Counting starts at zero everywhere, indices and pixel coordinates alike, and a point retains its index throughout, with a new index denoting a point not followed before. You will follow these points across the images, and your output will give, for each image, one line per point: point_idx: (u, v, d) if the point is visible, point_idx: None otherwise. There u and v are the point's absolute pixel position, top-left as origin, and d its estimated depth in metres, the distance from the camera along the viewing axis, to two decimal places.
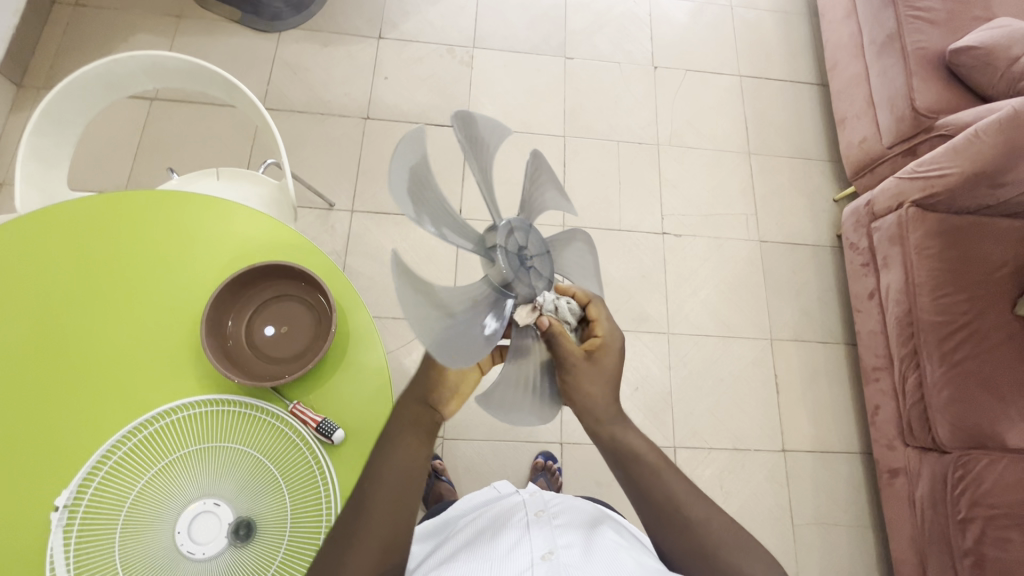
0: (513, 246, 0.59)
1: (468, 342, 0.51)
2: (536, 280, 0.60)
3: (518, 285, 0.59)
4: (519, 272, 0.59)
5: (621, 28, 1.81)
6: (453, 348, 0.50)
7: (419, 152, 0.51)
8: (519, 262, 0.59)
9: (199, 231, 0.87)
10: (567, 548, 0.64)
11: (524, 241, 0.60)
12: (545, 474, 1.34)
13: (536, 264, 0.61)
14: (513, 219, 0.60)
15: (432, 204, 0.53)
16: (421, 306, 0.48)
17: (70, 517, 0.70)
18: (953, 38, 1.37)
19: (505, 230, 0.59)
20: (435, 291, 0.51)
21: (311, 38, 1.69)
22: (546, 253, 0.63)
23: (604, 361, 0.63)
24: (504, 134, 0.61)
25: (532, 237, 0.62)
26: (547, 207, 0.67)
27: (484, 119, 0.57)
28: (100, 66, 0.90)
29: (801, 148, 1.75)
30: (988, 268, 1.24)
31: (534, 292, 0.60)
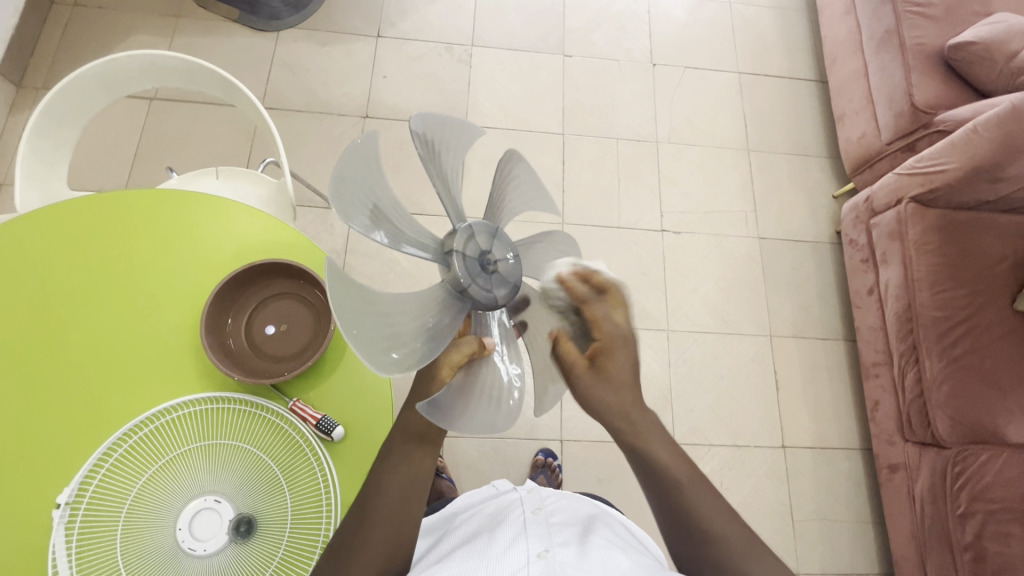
0: (473, 251, 0.53)
1: (409, 346, 0.49)
2: (500, 288, 0.54)
3: (475, 290, 0.53)
4: (477, 277, 0.53)
5: (620, 26, 1.81)
6: (393, 353, 0.47)
7: (373, 158, 0.50)
8: (478, 267, 0.53)
9: (199, 229, 0.87)
10: (563, 546, 0.65)
11: (486, 246, 0.54)
12: (545, 471, 1.33)
13: (500, 270, 0.54)
14: (476, 222, 0.55)
15: (382, 209, 0.51)
16: (354, 315, 0.45)
17: (72, 514, 0.71)
18: (951, 34, 1.37)
19: (464, 234, 0.54)
20: (377, 297, 0.48)
21: (310, 38, 1.69)
22: (516, 257, 0.56)
23: (613, 368, 0.54)
24: (473, 134, 0.59)
25: (498, 241, 0.55)
26: (520, 210, 0.63)
27: (444, 121, 0.55)
28: (99, 66, 0.90)
29: (800, 145, 1.75)
30: (988, 263, 1.24)
31: (495, 300, 0.54)
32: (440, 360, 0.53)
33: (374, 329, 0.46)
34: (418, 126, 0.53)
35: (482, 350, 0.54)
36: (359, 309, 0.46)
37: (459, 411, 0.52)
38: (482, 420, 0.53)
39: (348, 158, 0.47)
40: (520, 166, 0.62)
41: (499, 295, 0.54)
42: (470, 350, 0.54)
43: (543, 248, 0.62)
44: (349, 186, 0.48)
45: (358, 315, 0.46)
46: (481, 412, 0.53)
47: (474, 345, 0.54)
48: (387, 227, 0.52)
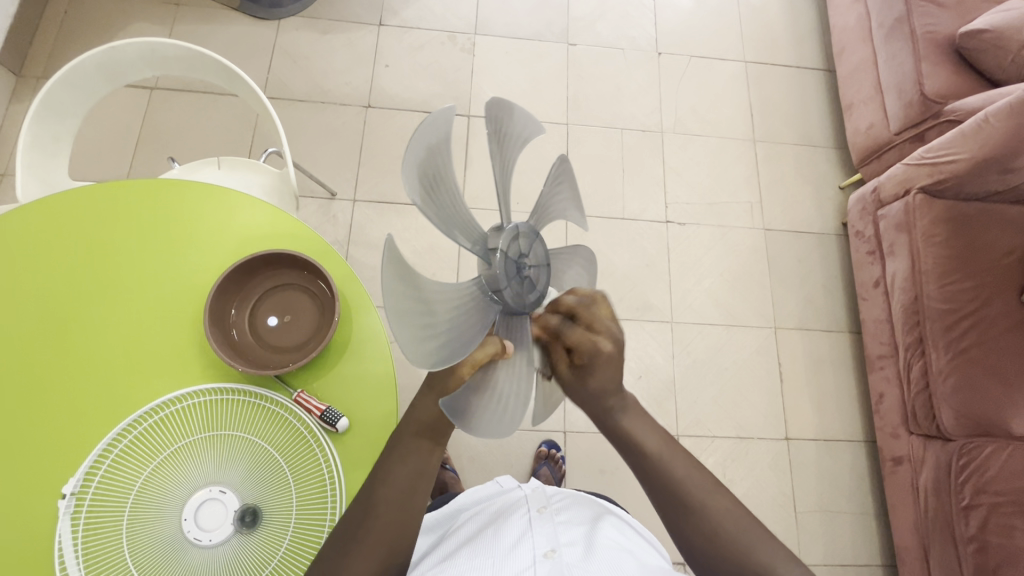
0: (516, 252, 0.51)
1: (437, 343, 0.44)
2: (530, 295, 0.53)
3: (510, 294, 0.50)
4: (514, 280, 0.50)
5: (624, 14, 1.79)
6: (421, 347, 0.43)
7: (444, 132, 0.46)
8: (516, 270, 0.51)
9: (202, 219, 0.87)
10: (569, 546, 0.65)
11: (527, 249, 0.53)
12: (548, 462, 1.35)
13: (532, 276, 0.53)
14: (521, 223, 0.53)
15: (439, 187, 0.47)
16: (399, 303, 0.41)
17: (78, 504, 0.71)
18: (962, 22, 1.35)
19: (510, 233, 0.52)
20: (416, 283, 0.44)
21: (311, 26, 1.67)
22: (546, 265, 0.56)
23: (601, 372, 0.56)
24: (533, 132, 0.58)
25: (536, 247, 0.54)
26: (554, 216, 0.60)
27: (514, 111, 0.52)
28: (99, 54, 0.89)
29: (807, 135, 1.73)
30: (996, 255, 1.23)
31: (526, 305, 0.52)
32: (463, 359, 0.51)
33: (415, 319, 0.42)
34: (489, 110, 0.51)
35: (502, 353, 0.52)
36: (404, 295, 0.41)
37: (472, 414, 0.51)
38: (496, 424, 0.52)
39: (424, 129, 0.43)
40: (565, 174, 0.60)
41: (529, 301, 0.53)
42: (492, 351, 0.51)
43: (568, 259, 0.62)
44: (416, 156, 0.43)
45: (403, 303, 0.41)
46: (494, 417, 0.52)
47: (496, 347, 0.51)
48: (439, 207, 0.47)
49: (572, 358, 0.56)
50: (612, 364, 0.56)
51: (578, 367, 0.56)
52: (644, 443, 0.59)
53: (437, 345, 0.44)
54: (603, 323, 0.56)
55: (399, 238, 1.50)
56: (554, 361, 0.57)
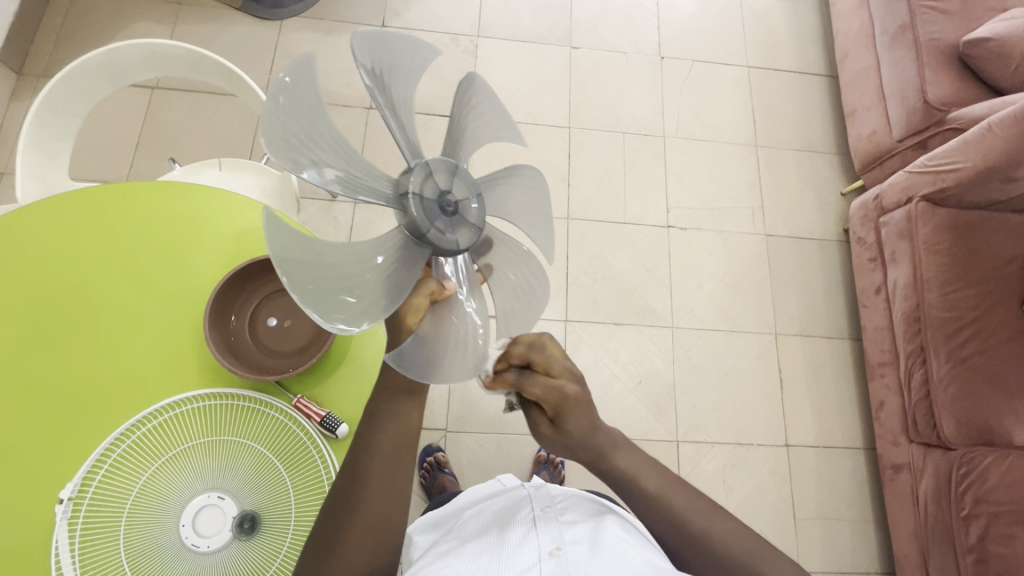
0: (431, 195, 0.50)
1: (361, 303, 0.47)
2: (466, 225, 0.52)
3: (434, 236, 0.50)
4: (435, 220, 0.50)
5: (628, 18, 1.79)
6: (345, 310, 0.45)
7: (307, 89, 0.45)
8: (437, 209, 0.50)
9: (203, 223, 0.86)
10: (574, 544, 0.64)
11: (447, 185, 0.51)
12: (548, 467, 1.32)
13: (460, 208, 0.51)
14: (433, 158, 0.51)
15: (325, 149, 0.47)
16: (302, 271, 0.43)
17: (74, 510, 0.70)
18: (966, 30, 1.35)
19: (418, 185, 0.50)
20: (325, 253, 0.45)
21: (313, 27, 1.67)
22: (479, 195, 0.53)
23: (574, 414, 0.56)
24: (431, 54, 0.54)
25: (456, 179, 0.52)
26: (484, 138, 0.58)
27: (394, 41, 0.51)
28: (100, 55, 0.88)
29: (809, 141, 1.73)
30: (998, 264, 1.23)
31: (455, 245, 0.51)
32: (405, 309, 0.51)
33: (327, 282, 0.44)
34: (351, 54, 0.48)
35: (443, 291, 0.52)
36: (306, 264, 0.43)
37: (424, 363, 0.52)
38: (456, 369, 0.52)
39: (280, 95, 0.43)
40: (484, 93, 0.57)
41: (460, 240, 0.51)
42: (430, 292, 0.52)
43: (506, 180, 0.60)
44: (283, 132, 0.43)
45: (305, 272, 0.43)
46: (450, 361, 0.53)
47: (434, 286, 0.52)
48: (333, 171, 0.48)
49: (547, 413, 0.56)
50: (579, 403, 0.56)
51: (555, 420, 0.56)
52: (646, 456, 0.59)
53: (361, 304, 0.47)
54: (554, 366, 0.56)
55: None
56: (534, 421, 0.58)
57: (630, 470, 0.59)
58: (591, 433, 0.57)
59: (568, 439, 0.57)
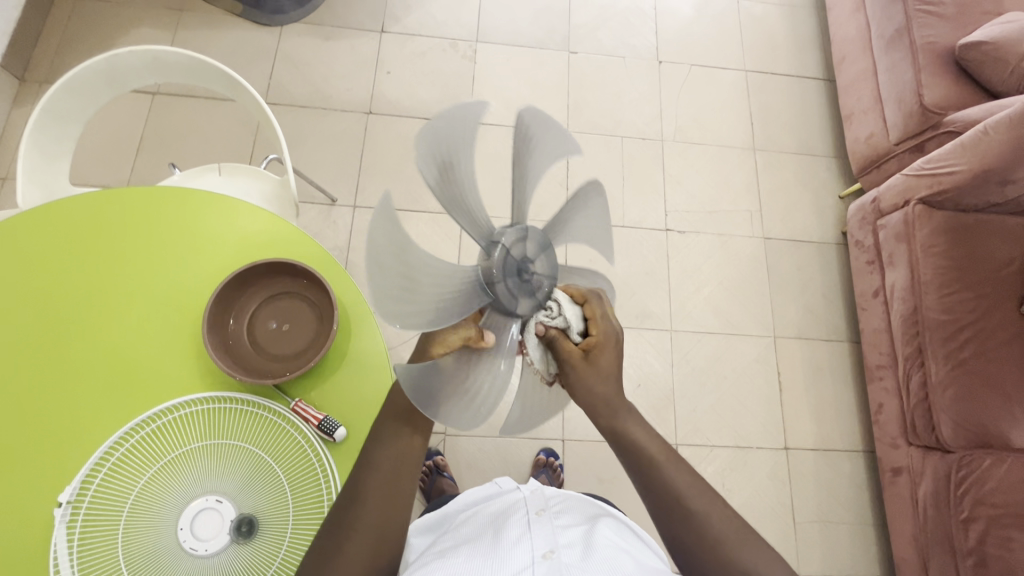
0: (515, 258, 0.52)
1: (415, 307, 0.47)
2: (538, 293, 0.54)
3: (502, 287, 0.51)
4: (510, 276, 0.51)
5: (626, 22, 1.80)
6: (398, 308, 0.46)
7: (467, 130, 0.49)
8: (516, 271, 0.52)
9: (202, 226, 0.87)
10: (568, 547, 0.65)
11: (532, 255, 0.53)
12: (547, 470, 1.33)
13: (536, 276, 0.53)
14: (532, 228, 0.54)
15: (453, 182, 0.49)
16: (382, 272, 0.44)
17: (73, 513, 0.71)
18: (962, 33, 1.35)
19: (502, 249, 0.52)
20: (409, 256, 0.47)
21: (313, 32, 1.68)
22: (553, 279, 0.55)
23: (602, 360, 0.56)
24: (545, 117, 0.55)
25: (532, 243, 0.54)
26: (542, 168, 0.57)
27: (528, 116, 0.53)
28: (100, 61, 0.89)
29: (807, 144, 1.74)
30: (995, 266, 1.23)
31: (517, 309, 0.52)
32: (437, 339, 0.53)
33: (395, 273, 0.45)
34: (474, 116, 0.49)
35: (480, 340, 0.53)
36: (390, 256, 0.45)
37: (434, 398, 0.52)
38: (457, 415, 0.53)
39: (444, 118, 0.46)
40: (540, 122, 0.55)
41: (523, 307, 0.53)
42: (466, 336, 0.53)
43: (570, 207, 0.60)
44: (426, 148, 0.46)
45: (388, 275, 0.45)
46: (454, 405, 0.52)
47: (473, 333, 0.53)
48: (449, 201, 0.50)
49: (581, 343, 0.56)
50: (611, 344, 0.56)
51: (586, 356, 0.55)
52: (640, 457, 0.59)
53: (414, 311, 0.47)
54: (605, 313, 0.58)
55: None
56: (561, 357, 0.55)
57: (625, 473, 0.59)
58: (607, 408, 0.57)
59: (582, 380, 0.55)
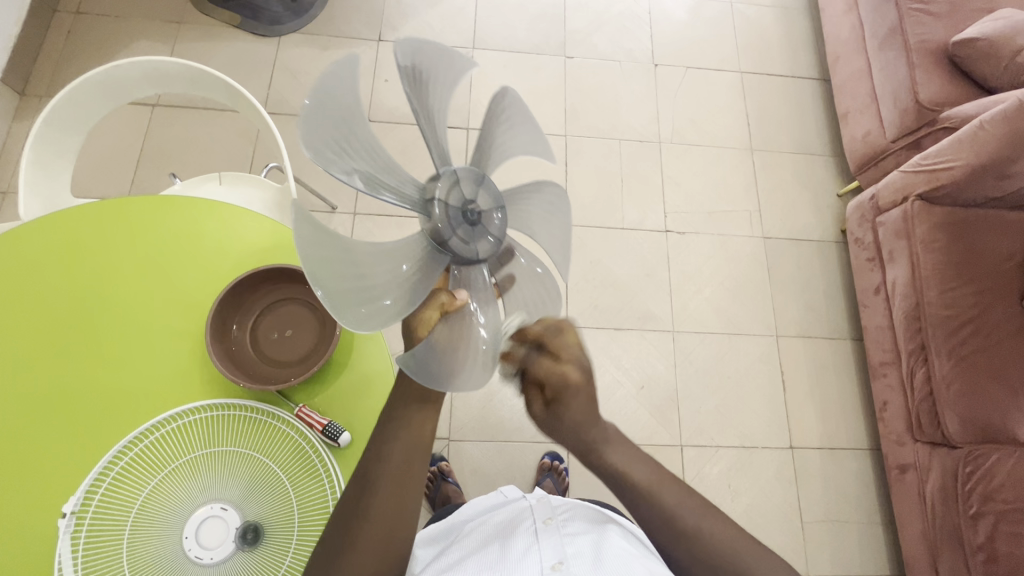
0: (457, 200, 0.54)
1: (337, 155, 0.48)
2: (481, 241, 0.56)
3: (438, 214, 0.53)
4: (453, 213, 0.54)
5: (621, 27, 1.81)
6: (321, 147, 0.46)
7: (443, 74, 0.57)
8: (460, 215, 0.54)
9: (204, 234, 0.87)
10: (577, 557, 0.64)
11: (472, 196, 0.55)
12: (552, 475, 1.33)
13: (482, 220, 0.55)
14: (485, 187, 0.57)
15: (430, 103, 0.57)
16: (329, 111, 0.47)
17: (77, 524, 0.70)
18: (955, 31, 1.36)
19: (449, 181, 0.54)
20: (354, 127, 0.50)
21: (311, 42, 1.69)
22: (496, 244, 0.57)
23: (572, 405, 0.57)
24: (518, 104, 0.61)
25: (482, 193, 0.56)
26: (513, 153, 0.62)
27: (510, 102, 0.61)
28: (101, 73, 0.90)
29: (804, 143, 1.74)
30: (996, 260, 1.23)
31: (447, 237, 0.54)
32: (415, 322, 0.54)
33: (337, 125, 0.48)
34: (460, 77, 0.59)
35: (452, 300, 0.55)
36: (338, 112, 0.48)
37: (443, 369, 0.54)
38: (468, 372, 0.54)
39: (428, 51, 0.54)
40: (517, 109, 0.61)
41: (453, 241, 0.54)
42: (441, 303, 0.55)
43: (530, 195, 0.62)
44: (418, 59, 0.53)
45: (332, 119, 0.47)
46: (458, 364, 0.54)
47: (445, 297, 0.55)
48: (420, 111, 0.55)
49: (545, 394, 0.58)
50: (577, 394, 0.57)
51: (551, 403, 0.58)
52: (642, 455, 0.59)
53: (335, 163, 0.48)
54: (566, 352, 0.57)
55: None
56: (530, 400, 0.59)
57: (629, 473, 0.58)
58: (590, 421, 0.58)
59: (557, 424, 0.58)
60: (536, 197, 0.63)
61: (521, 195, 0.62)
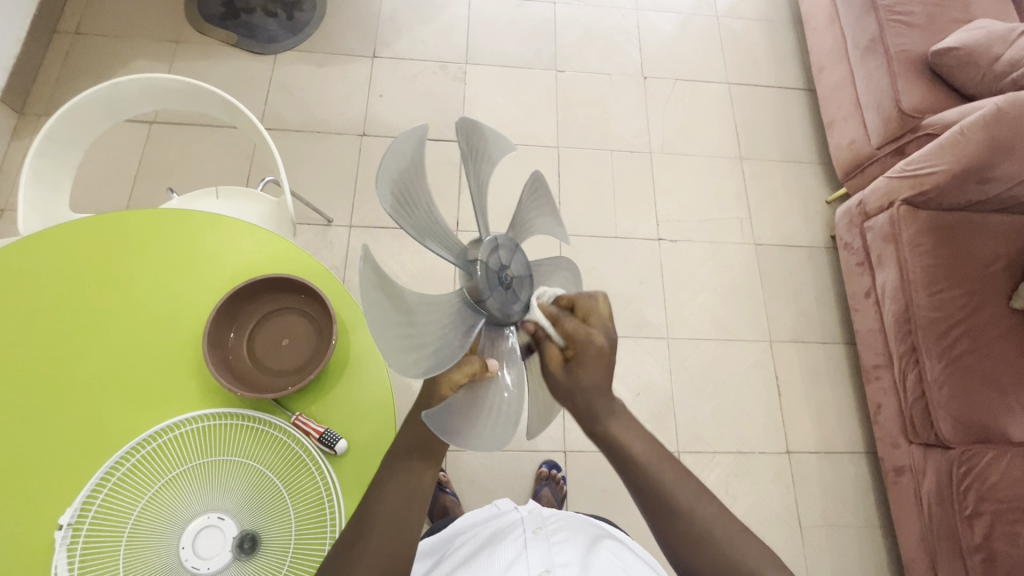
0: (495, 263, 0.51)
1: (477, 141, 0.54)
2: (515, 306, 0.52)
3: (490, 258, 0.51)
4: (497, 269, 0.51)
5: (610, 41, 1.85)
6: (474, 130, 0.53)
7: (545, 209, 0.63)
8: (498, 281, 0.51)
9: (202, 246, 0.88)
10: (564, 565, 0.66)
11: (508, 261, 0.53)
12: (550, 483, 1.33)
13: (516, 286, 0.53)
14: (524, 272, 0.55)
15: (526, 221, 0.61)
16: (489, 135, 0.55)
17: (74, 535, 0.70)
18: (933, 41, 1.40)
19: (504, 250, 0.53)
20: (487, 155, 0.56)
21: (306, 59, 1.72)
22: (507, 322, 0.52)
23: (588, 367, 0.54)
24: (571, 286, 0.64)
25: (523, 273, 0.54)
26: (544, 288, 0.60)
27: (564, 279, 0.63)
28: (102, 90, 0.92)
29: (792, 152, 1.78)
30: (982, 263, 1.25)
31: (479, 284, 0.50)
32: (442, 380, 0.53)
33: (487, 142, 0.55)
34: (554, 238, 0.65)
35: (484, 370, 0.53)
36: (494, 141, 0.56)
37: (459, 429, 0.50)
38: (485, 435, 0.51)
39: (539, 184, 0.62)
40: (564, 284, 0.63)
41: (490, 303, 0.50)
42: (472, 370, 0.53)
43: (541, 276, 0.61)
44: (532, 184, 0.62)
45: (488, 139, 0.55)
46: (475, 429, 0.51)
47: (476, 365, 0.53)
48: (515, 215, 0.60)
49: (566, 354, 0.55)
50: (601, 359, 0.54)
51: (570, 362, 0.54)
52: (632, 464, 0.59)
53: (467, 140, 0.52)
54: (597, 320, 0.56)
55: (395, 263, 1.52)
56: (546, 355, 0.55)
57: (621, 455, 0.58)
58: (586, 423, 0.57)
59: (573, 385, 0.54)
60: (550, 272, 0.62)
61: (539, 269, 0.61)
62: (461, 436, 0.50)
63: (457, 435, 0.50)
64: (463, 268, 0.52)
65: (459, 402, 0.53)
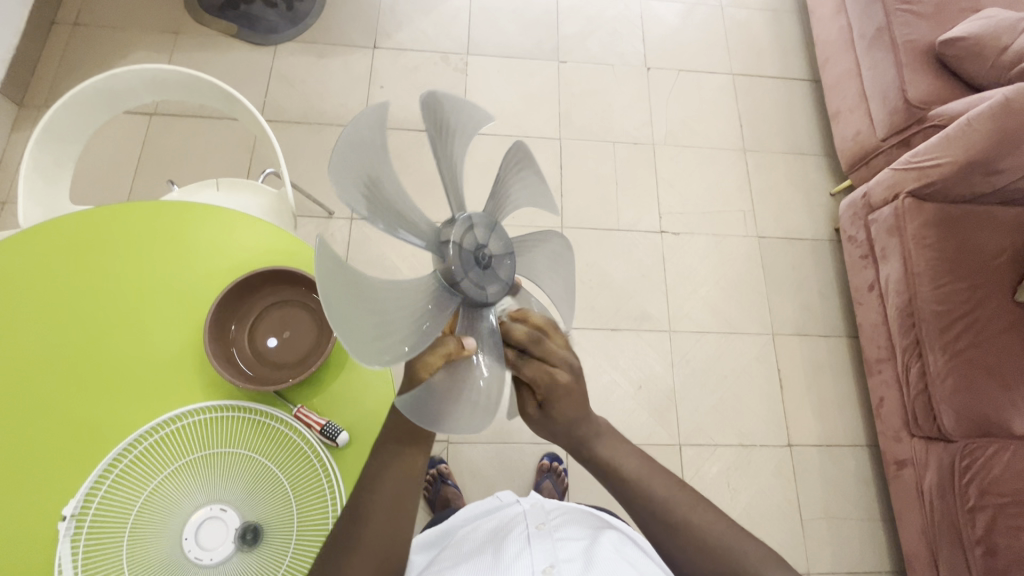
0: (471, 244, 0.52)
1: (444, 115, 0.54)
2: (492, 286, 0.53)
3: (463, 239, 0.52)
4: (471, 251, 0.52)
5: (614, 31, 1.83)
6: (439, 103, 0.52)
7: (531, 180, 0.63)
8: (474, 261, 0.52)
9: (203, 238, 0.88)
10: (568, 562, 0.65)
11: (484, 240, 0.53)
12: (551, 476, 1.34)
13: (494, 266, 0.54)
14: (505, 251, 0.55)
15: (508, 195, 0.61)
16: (458, 106, 0.54)
17: (77, 527, 0.70)
18: (941, 31, 1.38)
19: (480, 229, 0.54)
20: (458, 128, 0.56)
21: (306, 50, 1.71)
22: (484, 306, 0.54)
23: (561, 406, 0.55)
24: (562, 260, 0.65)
25: (502, 252, 0.55)
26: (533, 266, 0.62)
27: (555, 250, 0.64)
28: (100, 81, 0.91)
29: (796, 144, 1.76)
30: (987, 256, 1.24)
31: (453, 266, 0.51)
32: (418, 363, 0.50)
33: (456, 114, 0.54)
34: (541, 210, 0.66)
35: (460, 349, 0.52)
36: (463, 112, 0.55)
37: (441, 412, 0.51)
38: (465, 418, 0.51)
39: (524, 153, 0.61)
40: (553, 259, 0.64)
41: (464, 284, 0.52)
42: (448, 350, 0.51)
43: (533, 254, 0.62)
44: (516, 156, 0.61)
45: (457, 110, 0.55)
46: (456, 411, 0.51)
47: (452, 345, 0.51)
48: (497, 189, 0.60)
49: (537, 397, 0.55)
50: (571, 397, 0.54)
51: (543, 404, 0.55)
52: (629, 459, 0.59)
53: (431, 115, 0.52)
54: (556, 354, 0.54)
55: (396, 255, 1.52)
56: (523, 400, 0.57)
57: (619, 449, 0.59)
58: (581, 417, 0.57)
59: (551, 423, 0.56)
60: (541, 254, 0.63)
61: (528, 247, 0.62)
62: (444, 420, 0.50)
63: (437, 419, 0.50)
64: (436, 252, 0.53)
65: (438, 383, 0.51)
